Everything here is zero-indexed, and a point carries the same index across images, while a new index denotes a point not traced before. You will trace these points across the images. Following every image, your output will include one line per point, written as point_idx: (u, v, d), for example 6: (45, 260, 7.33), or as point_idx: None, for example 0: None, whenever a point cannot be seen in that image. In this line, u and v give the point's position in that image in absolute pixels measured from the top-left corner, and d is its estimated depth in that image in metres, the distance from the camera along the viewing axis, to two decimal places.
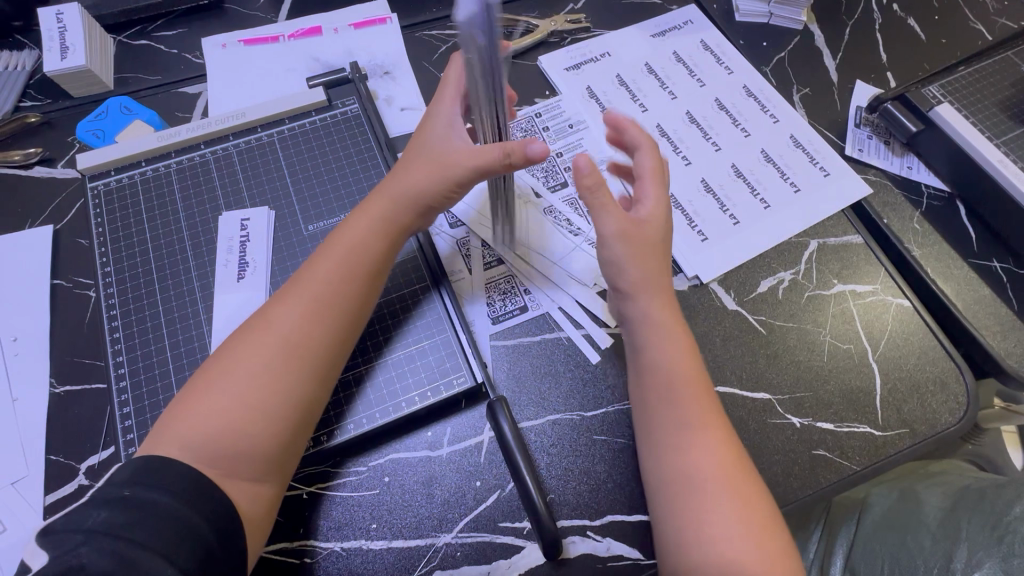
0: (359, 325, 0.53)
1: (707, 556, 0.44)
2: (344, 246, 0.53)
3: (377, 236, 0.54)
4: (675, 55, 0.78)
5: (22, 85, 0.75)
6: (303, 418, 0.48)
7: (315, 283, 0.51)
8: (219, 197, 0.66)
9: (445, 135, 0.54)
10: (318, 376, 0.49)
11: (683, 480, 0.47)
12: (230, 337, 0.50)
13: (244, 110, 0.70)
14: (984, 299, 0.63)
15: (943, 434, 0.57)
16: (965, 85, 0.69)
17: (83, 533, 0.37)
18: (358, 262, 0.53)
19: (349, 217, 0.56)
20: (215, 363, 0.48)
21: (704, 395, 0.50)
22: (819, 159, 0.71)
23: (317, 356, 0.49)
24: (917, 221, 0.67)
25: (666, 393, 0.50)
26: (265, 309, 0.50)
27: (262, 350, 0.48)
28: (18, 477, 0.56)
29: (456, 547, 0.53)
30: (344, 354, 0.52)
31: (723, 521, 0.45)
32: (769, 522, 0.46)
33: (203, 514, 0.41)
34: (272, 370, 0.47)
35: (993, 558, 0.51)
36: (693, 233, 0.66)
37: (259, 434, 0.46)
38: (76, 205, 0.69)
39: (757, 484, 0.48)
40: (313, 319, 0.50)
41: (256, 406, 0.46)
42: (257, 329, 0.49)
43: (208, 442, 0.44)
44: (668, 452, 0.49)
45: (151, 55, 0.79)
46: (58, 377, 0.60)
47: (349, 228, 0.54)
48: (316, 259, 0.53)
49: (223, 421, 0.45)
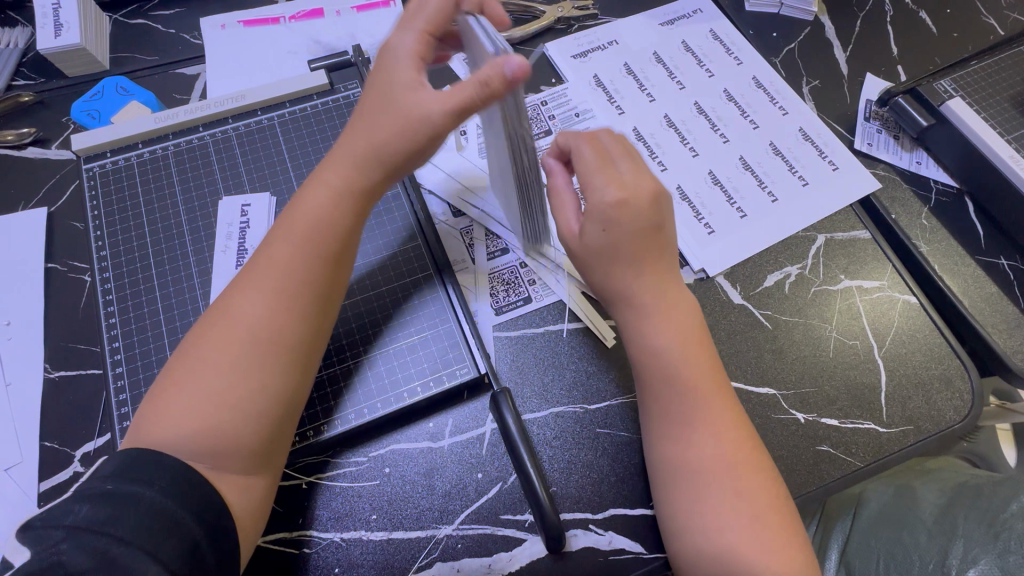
0: (329, 309, 0.49)
1: (702, 541, 0.46)
2: (303, 223, 0.49)
3: (343, 210, 0.50)
4: (684, 44, 0.77)
5: (16, 63, 0.73)
6: (287, 408, 0.46)
7: (277, 269, 0.47)
8: (218, 181, 0.65)
9: (403, 80, 0.48)
10: (294, 368, 0.47)
11: (682, 473, 0.48)
12: (192, 332, 0.47)
13: (243, 92, 0.68)
14: (990, 297, 0.63)
15: (948, 432, 0.56)
16: (978, 79, 0.68)
17: (64, 529, 0.36)
18: (323, 238, 0.49)
19: (308, 190, 0.50)
20: (179, 362, 0.46)
21: (710, 386, 0.49)
22: (828, 152, 0.70)
23: (293, 347, 0.46)
24: (925, 218, 0.67)
25: (662, 388, 0.49)
26: (225, 300, 0.47)
27: (230, 344, 0.45)
28: (12, 463, 0.55)
29: (458, 539, 0.53)
30: (320, 343, 0.49)
31: (719, 513, 0.46)
32: (767, 510, 0.46)
33: (189, 509, 0.40)
34: (241, 365, 0.45)
35: (990, 555, 0.51)
36: (700, 226, 0.65)
37: (241, 430, 0.44)
38: (70, 187, 0.68)
39: (763, 469, 0.48)
40: (281, 307, 0.46)
41: (233, 403, 0.44)
42: (221, 323, 0.46)
43: (189, 445, 0.42)
44: (665, 442, 0.49)
45: (149, 34, 0.77)
46: (51, 361, 0.59)
47: (307, 205, 0.49)
48: (272, 241, 0.49)
49: (198, 423, 0.43)
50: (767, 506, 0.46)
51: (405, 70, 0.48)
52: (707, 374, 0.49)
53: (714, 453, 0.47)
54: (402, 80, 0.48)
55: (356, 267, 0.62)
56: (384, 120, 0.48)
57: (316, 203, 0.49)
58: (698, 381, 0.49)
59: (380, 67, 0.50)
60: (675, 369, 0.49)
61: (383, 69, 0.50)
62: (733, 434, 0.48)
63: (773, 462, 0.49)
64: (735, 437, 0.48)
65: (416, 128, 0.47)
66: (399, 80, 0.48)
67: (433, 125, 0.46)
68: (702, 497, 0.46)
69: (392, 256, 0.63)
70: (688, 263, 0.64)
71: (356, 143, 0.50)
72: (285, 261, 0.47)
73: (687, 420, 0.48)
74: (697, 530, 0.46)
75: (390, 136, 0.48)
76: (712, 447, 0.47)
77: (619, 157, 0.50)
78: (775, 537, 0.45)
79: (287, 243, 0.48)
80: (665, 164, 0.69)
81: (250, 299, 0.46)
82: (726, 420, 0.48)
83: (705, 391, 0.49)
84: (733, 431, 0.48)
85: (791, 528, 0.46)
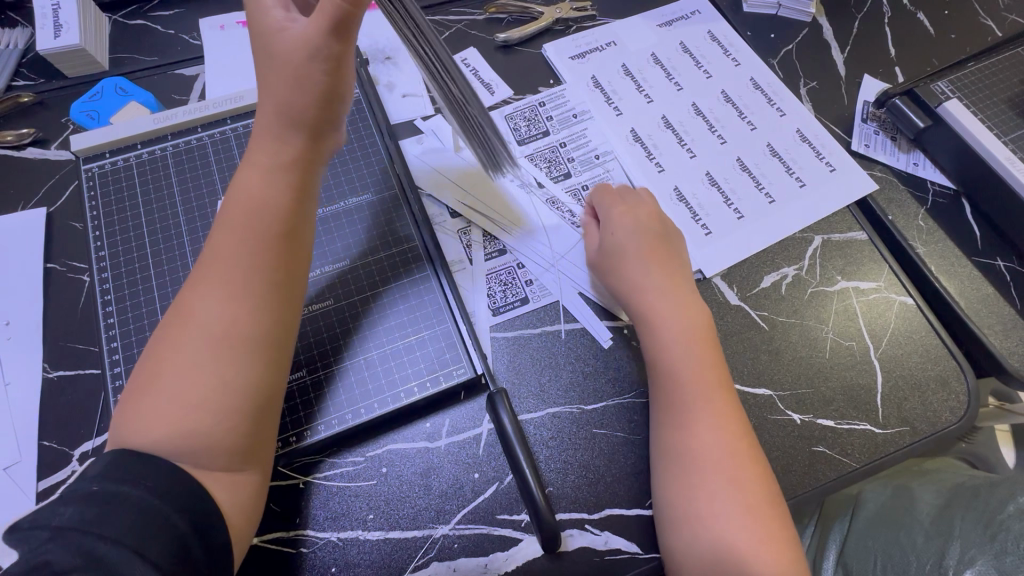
0: (288, 297, 0.48)
1: (703, 533, 0.46)
2: (242, 209, 0.48)
3: (283, 189, 0.49)
4: (681, 45, 0.77)
5: (15, 63, 0.73)
6: (259, 400, 0.46)
7: (228, 262, 0.46)
8: (216, 181, 0.65)
9: (273, 24, 0.47)
10: (257, 359, 0.46)
11: (684, 464, 0.48)
12: (156, 336, 0.47)
13: (242, 93, 0.69)
14: (987, 298, 0.63)
15: (944, 434, 0.56)
16: (975, 81, 0.69)
17: (51, 529, 0.36)
18: (263, 222, 0.48)
19: (244, 177, 0.49)
20: (144, 367, 0.45)
21: (715, 379, 0.51)
22: (825, 154, 0.70)
23: (252, 339, 0.45)
24: (922, 219, 0.67)
25: (672, 380, 0.51)
26: (184, 300, 0.46)
27: (189, 343, 0.44)
28: (11, 462, 0.55)
29: (454, 538, 0.53)
30: (287, 331, 0.48)
31: (717, 504, 0.46)
32: (761, 503, 0.46)
33: (178, 509, 0.40)
34: (202, 364, 0.44)
35: (986, 556, 0.51)
36: (697, 227, 0.66)
37: (214, 427, 0.43)
38: (70, 187, 0.68)
39: (759, 464, 0.48)
40: (234, 298, 0.45)
41: (200, 401, 0.43)
42: (177, 323, 0.45)
43: (163, 445, 0.42)
44: (667, 431, 0.50)
45: (149, 35, 0.77)
46: (50, 361, 0.59)
47: (243, 191, 0.48)
48: (219, 235, 0.48)
49: (168, 426, 0.42)
50: (762, 498, 0.47)
51: (277, 26, 0.47)
52: (711, 367, 0.52)
53: (718, 444, 0.48)
54: (276, 37, 0.47)
55: (354, 268, 0.62)
56: (279, 75, 0.47)
57: (256, 188, 0.48)
58: (703, 375, 0.51)
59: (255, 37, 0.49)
60: (684, 362, 0.52)
61: (258, 28, 0.48)
62: (729, 426, 0.49)
63: (768, 460, 0.50)
64: (737, 432, 0.49)
65: (314, 66, 0.46)
66: (272, 26, 0.47)
67: (327, 52, 0.45)
68: (703, 488, 0.47)
69: (389, 257, 0.63)
70: None
71: (269, 113, 0.48)
72: (231, 252, 0.46)
73: (692, 411, 0.50)
74: (700, 521, 0.46)
75: (296, 88, 0.47)
76: (718, 439, 0.49)
77: (627, 193, 0.64)
78: (773, 529, 0.46)
79: (235, 233, 0.47)
80: (662, 165, 0.69)
81: (207, 297, 0.45)
82: (727, 412, 0.50)
83: (709, 383, 0.51)
84: (733, 424, 0.49)
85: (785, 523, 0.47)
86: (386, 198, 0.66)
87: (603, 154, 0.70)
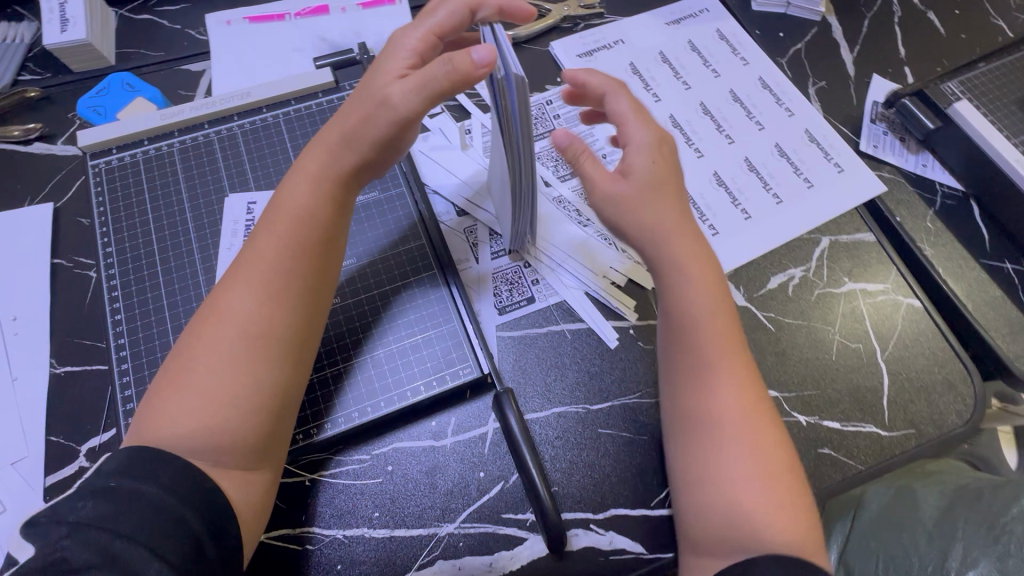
0: (320, 308, 0.50)
1: (716, 498, 0.46)
2: (291, 218, 0.49)
3: (326, 197, 0.51)
4: (690, 43, 0.76)
5: (22, 58, 0.73)
6: (283, 402, 0.47)
7: (265, 264, 0.48)
8: (223, 178, 0.65)
9: (388, 68, 0.49)
10: (286, 359, 0.47)
11: (705, 424, 0.48)
12: (186, 330, 0.47)
13: (248, 90, 0.69)
14: (994, 301, 0.63)
15: (949, 436, 0.56)
16: (986, 82, 0.68)
17: (68, 526, 0.37)
18: (308, 233, 0.49)
19: (291, 181, 0.51)
20: (174, 360, 0.46)
21: (733, 342, 0.49)
22: (833, 153, 0.70)
23: (282, 338, 0.47)
24: (930, 221, 0.66)
25: (690, 341, 0.49)
26: (216, 298, 0.47)
27: (220, 339, 0.45)
28: (18, 457, 0.55)
29: (459, 537, 0.53)
30: (313, 332, 0.49)
31: (735, 469, 0.46)
32: (780, 471, 0.46)
33: (193, 508, 0.40)
34: (232, 360, 0.45)
35: (987, 556, 0.51)
36: (704, 227, 0.65)
37: (238, 424, 0.44)
38: (76, 183, 0.68)
39: (778, 434, 0.48)
40: (270, 302, 0.47)
41: (228, 400, 0.44)
42: (210, 320, 0.46)
43: (187, 440, 0.43)
44: (685, 394, 0.49)
45: (155, 30, 0.77)
46: (57, 357, 0.60)
47: (291, 197, 0.50)
48: (260, 237, 0.49)
49: (195, 420, 0.43)
50: (780, 471, 0.46)
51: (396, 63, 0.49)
52: (725, 328, 0.49)
53: (735, 407, 0.47)
54: (388, 72, 0.49)
55: (361, 266, 0.62)
56: (360, 107, 0.50)
57: (302, 196, 0.50)
58: (721, 338, 0.49)
59: (373, 60, 0.51)
60: (700, 323, 0.49)
61: (379, 60, 0.50)
62: (748, 390, 0.48)
63: (788, 433, 0.49)
64: (749, 394, 0.48)
65: (392, 119, 0.48)
66: (385, 69, 0.49)
67: (408, 113, 0.47)
68: (722, 451, 0.47)
69: (396, 256, 0.63)
70: None
71: (336, 133, 0.51)
72: (271, 257, 0.48)
73: (711, 374, 0.48)
74: (713, 486, 0.46)
75: (363, 119, 0.49)
76: (732, 400, 0.48)
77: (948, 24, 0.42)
78: (805, 511, 0.45)
79: (275, 237, 0.49)
80: None
81: (238, 295, 0.47)
82: (745, 376, 0.49)
83: (724, 345, 0.49)
84: (752, 392, 0.48)
85: (801, 497, 0.46)
86: (393, 196, 0.66)
87: (609, 153, 0.70)
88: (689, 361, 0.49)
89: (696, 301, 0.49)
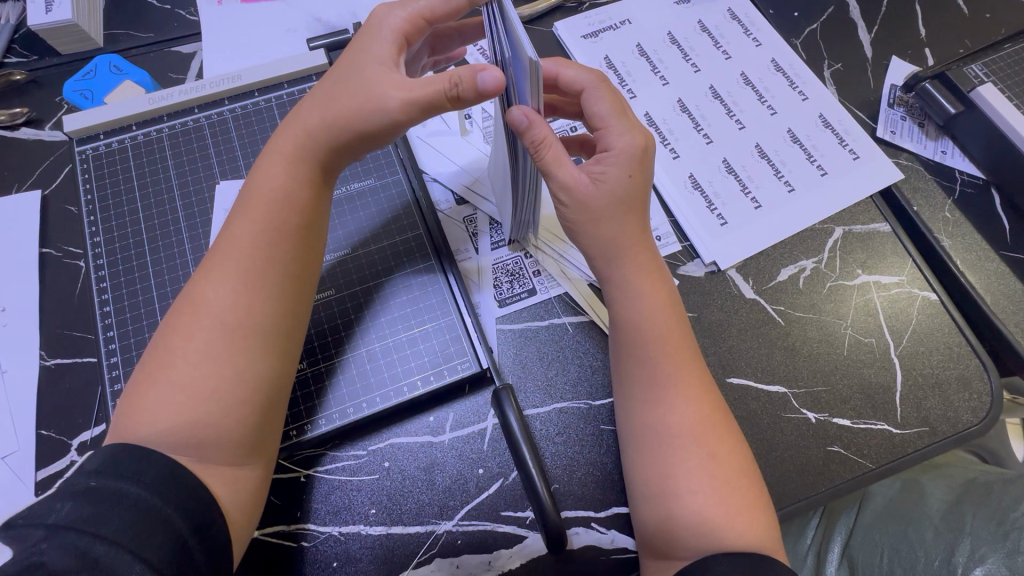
0: (303, 297, 0.48)
1: (678, 507, 0.44)
2: (266, 204, 0.47)
3: (302, 181, 0.49)
4: (700, 24, 0.73)
5: (8, 39, 0.71)
6: (269, 396, 0.45)
7: (242, 253, 0.46)
8: (214, 164, 0.63)
9: (375, 53, 0.46)
10: (268, 350, 0.45)
11: (657, 434, 0.46)
12: (162, 323, 0.46)
13: (239, 73, 0.66)
14: (1015, 293, 0.60)
15: (964, 434, 0.54)
16: (1010, 64, 0.65)
17: (45, 528, 0.35)
18: (284, 220, 0.48)
19: (265, 165, 0.49)
20: (151, 354, 0.44)
21: (681, 349, 0.49)
22: (849, 141, 0.67)
23: (262, 329, 0.45)
24: (948, 210, 0.64)
25: (639, 350, 0.49)
26: (192, 289, 0.46)
27: (198, 332, 0.44)
28: (8, 451, 0.54)
29: (457, 535, 0.52)
30: (296, 322, 0.48)
31: (693, 476, 0.44)
32: (737, 474, 0.45)
33: (176, 506, 0.39)
34: (212, 353, 0.43)
35: (997, 554, 0.50)
36: (713, 217, 0.63)
37: (222, 419, 0.43)
38: (64, 170, 0.66)
39: (733, 437, 0.47)
40: (250, 292, 0.45)
41: (209, 394, 0.42)
42: (186, 312, 0.44)
43: (168, 436, 0.41)
44: (642, 404, 0.48)
45: (144, 11, 0.74)
46: (47, 349, 0.58)
47: (265, 182, 0.48)
48: (235, 225, 0.47)
49: (176, 416, 0.42)
50: (737, 474, 0.45)
51: (378, 45, 0.47)
52: (673, 334, 0.49)
53: (689, 414, 0.46)
54: (370, 55, 0.46)
55: (356, 256, 0.60)
56: (345, 95, 0.46)
57: (279, 180, 0.48)
58: (669, 345, 0.48)
59: (352, 41, 0.48)
60: (649, 332, 0.49)
61: (359, 41, 0.48)
62: (699, 395, 0.47)
63: (741, 434, 0.48)
64: (701, 399, 0.47)
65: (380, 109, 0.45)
66: (372, 54, 0.46)
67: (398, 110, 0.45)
68: (679, 459, 0.45)
69: (392, 245, 0.61)
70: (699, 257, 0.62)
71: (314, 116, 0.48)
72: (248, 245, 0.46)
73: (663, 382, 0.47)
74: (673, 496, 0.44)
75: (350, 109, 0.46)
76: (686, 408, 0.46)
77: None
78: (763, 512, 0.45)
79: (249, 225, 0.47)
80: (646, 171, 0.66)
81: (217, 286, 0.45)
82: (695, 382, 0.48)
83: (672, 351, 0.48)
84: (704, 397, 0.47)
85: (759, 499, 0.45)
86: (389, 184, 0.63)
87: None
88: (640, 370, 0.48)
89: (643, 311, 0.49)
